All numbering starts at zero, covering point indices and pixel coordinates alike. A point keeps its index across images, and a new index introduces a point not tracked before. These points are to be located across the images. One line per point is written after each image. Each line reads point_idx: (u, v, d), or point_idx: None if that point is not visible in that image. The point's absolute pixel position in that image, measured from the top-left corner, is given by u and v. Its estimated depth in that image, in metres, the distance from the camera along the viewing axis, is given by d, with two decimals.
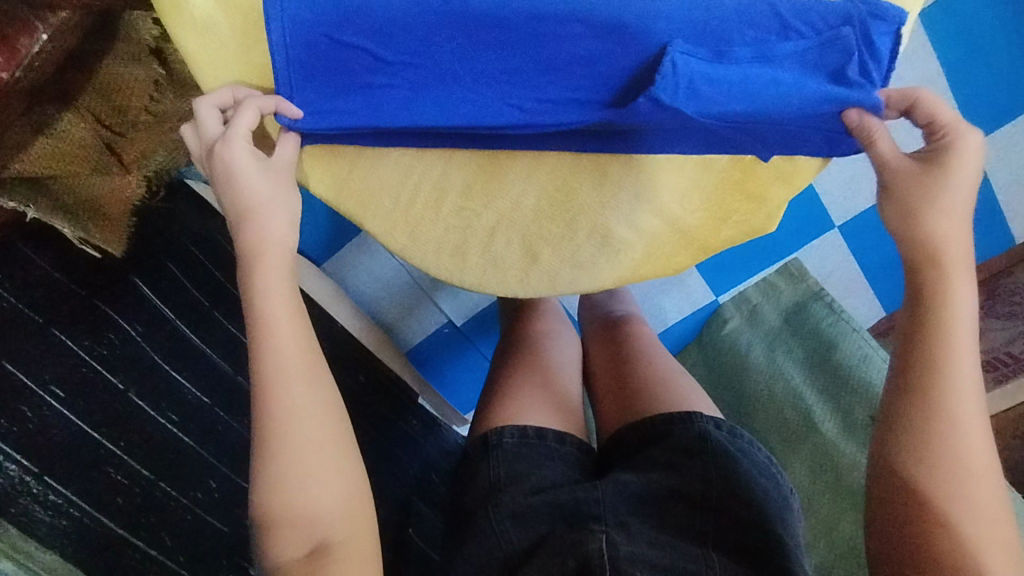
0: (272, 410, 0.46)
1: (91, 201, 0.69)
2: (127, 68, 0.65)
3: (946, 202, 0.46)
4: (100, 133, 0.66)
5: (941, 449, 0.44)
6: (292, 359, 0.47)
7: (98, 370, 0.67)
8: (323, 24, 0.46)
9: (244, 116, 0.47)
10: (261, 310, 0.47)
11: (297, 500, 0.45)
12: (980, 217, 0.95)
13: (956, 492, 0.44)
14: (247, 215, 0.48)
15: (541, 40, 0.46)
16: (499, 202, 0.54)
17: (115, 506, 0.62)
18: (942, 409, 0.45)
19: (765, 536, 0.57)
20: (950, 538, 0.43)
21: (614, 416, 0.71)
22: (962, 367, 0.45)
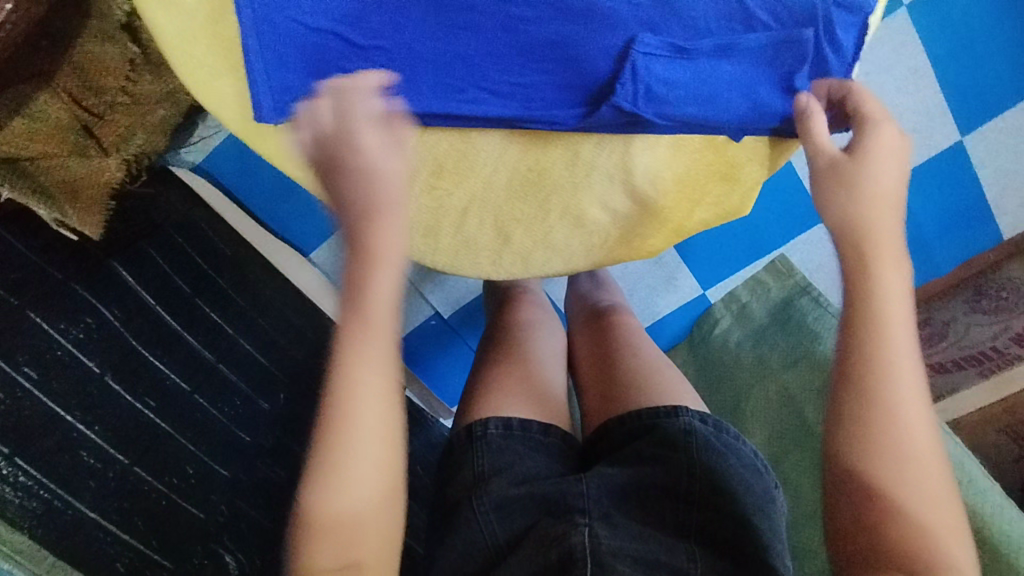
0: (341, 419, 0.42)
1: (68, 182, 0.72)
2: (100, 47, 0.70)
3: (876, 185, 0.46)
4: (76, 113, 0.71)
5: (885, 437, 0.43)
6: (377, 373, 0.43)
7: (74, 354, 0.67)
8: (292, 7, 0.47)
9: (353, 94, 0.46)
10: (365, 315, 0.43)
11: (347, 505, 0.42)
12: (968, 212, 0.96)
13: (900, 480, 0.43)
14: (368, 206, 0.44)
15: (510, 24, 0.50)
16: (470, 181, 0.54)
17: (89, 490, 0.63)
18: (883, 395, 0.43)
19: (745, 530, 0.55)
20: (897, 524, 0.42)
21: (600, 410, 0.69)
22: (900, 351, 0.44)
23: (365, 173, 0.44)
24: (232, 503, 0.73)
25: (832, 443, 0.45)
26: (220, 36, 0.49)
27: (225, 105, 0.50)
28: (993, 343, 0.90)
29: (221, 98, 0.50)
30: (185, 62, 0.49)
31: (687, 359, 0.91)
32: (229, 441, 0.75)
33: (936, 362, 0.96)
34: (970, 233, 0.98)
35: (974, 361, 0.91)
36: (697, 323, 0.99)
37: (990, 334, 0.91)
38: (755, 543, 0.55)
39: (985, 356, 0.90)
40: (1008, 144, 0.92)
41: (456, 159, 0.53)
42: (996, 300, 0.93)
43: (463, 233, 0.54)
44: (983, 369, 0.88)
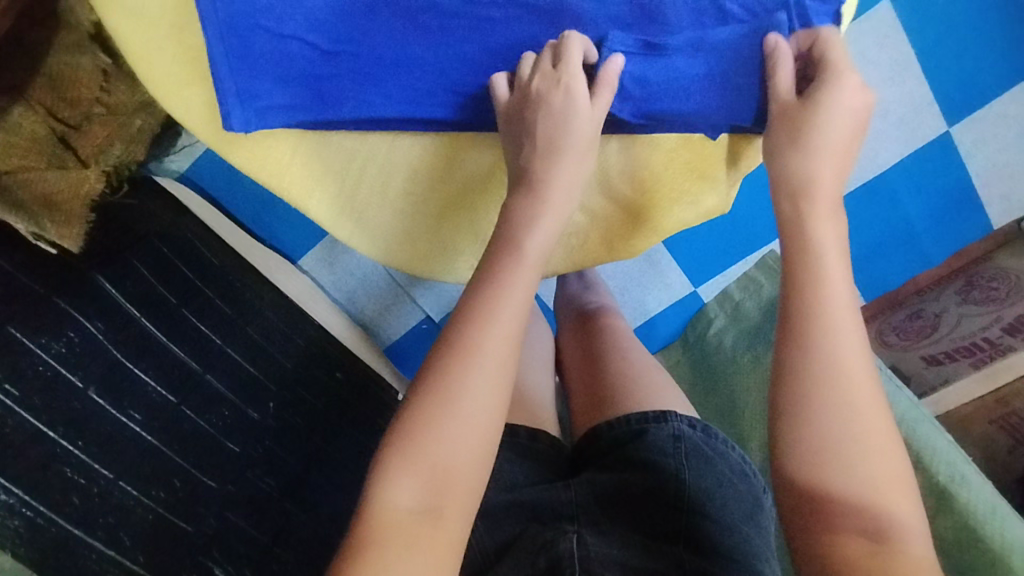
0: (465, 358, 0.43)
1: (46, 198, 0.68)
2: (76, 58, 0.65)
3: (828, 144, 0.49)
4: (52, 125, 0.67)
5: (828, 398, 0.44)
6: (494, 354, 0.44)
7: (56, 369, 0.66)
8: (256, 13, 0.46)
9: (571, 48, 0.49)
10: (498, 292, 0.45)
11: (458, 442, 0.42)
12: (957, 203, 0.95)
13: (845, 436, 0.44)
14: (555, 152, 0.49)
15: (477, 24, 0.50)
16: (443, 188, 0.58)
17: (73, 507, 0.62)
18: (821, 362, 0.45)
19: (731, 536, 0.55)
20: (841, 479, 0.43)
21: (587, 413, 0.69)
22: (836, 316, 0.46)
23: (569, 133, 0.49)
24: (221, 515, 0.73)
25: (777, 409, 0.46)
26: (186, 44, 0.49)
27: (196, 115, 0.50)
28: (983, 334, 0.96)
29: (197, 113, 0.50)
30: (150, 73, 0.49)
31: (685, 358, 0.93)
32: (221, 452, 0.77)
33: (928, 354, 1.02)
34: (962, 224, 0.96)
35: (966, 353, 0.97)
36: (691, 324, 0.97)
37: (980, 325, 0.97)
38: (735, 546, 0.54)
39: (975, 347, 0.96)
40: (998, 134, 0.90)
41: (433, 167, 0.57)
42: (987, 292, 0.99)
43: (441, 235, 0.61)
44: (977, 360, 0.95)
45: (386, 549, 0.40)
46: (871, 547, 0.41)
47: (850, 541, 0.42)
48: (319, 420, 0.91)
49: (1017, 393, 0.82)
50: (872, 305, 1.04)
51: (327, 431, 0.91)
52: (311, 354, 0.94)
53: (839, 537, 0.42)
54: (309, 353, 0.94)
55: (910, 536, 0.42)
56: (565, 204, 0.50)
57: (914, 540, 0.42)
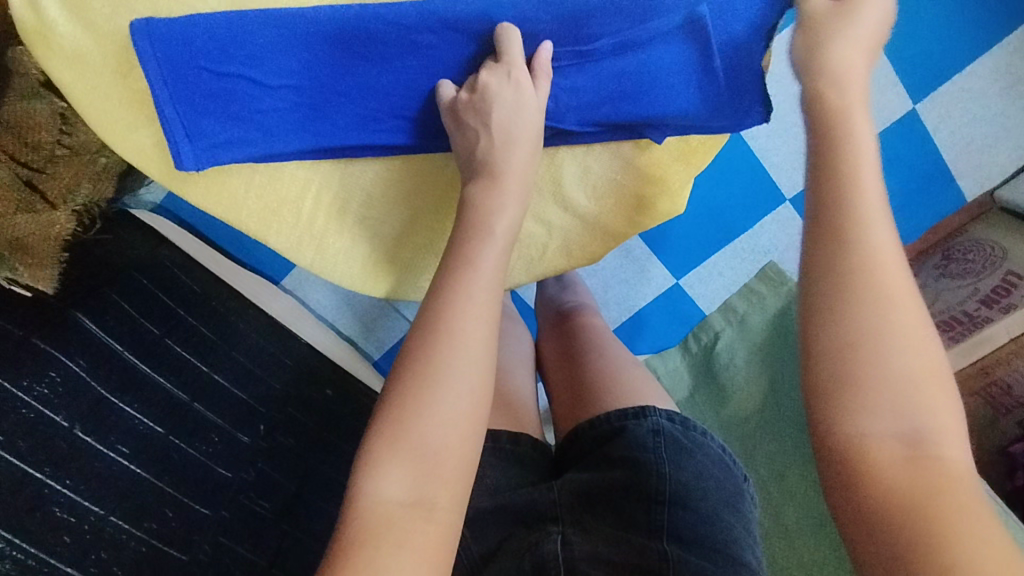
0: (443, 339, 0.44)
1: (19, 241, 0.69)
2: (32, 105, 0.69)
3: (852, 33, 0.49)
4: (16, 171, 0.69)
5: (866, 299, 0.40)
6: (473, 334, 0.45)
7: (38, 410, 0.65)
8: (195, 56, 0.49)
9: (511, 43, 0.50)
10: (471, 272, 0.46)
11: (445, 423, 0.43)
12: (927, 180, 0.96)
13: (884, 332, 0.39)
14: (499, 139, 0.49)
15: (413, 48, 0.51)
16: (399, 209, 0.59)
17: (63, 547, 0.62)
18: (856, 258, 0.41)
19: (715, 529, 0.56)
20: (880, 376, 0.39)
21: (568, 413, 0.70)
22: (870, 206, 0.42)
23: (519, 136, 0.50)
24: (215, 542, 0.75)
25: (810, 313, 0.41)
26: (131, 89, 0.52)
27: (147, 156, 0.53)
28: (962, 308, 0.91)
29: (147, 152, 0.53)
30: (99, 119, 0.52)
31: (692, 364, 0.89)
32: (211, 478, 0.77)
33: None
34: (934, 198, 0.97)
35: (948, 327, 0.92)
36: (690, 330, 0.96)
37: (959, 300, 0.93)
38: (713, 538, 0.55)
39: (956, 320, 0.91)
40: (962, 106, 0.90)
41: (388, 191, 0.58)
42: (965, 263, 0.96)
43: (402, 257, 0.61)
44: (955, 335, 0.90)
45: (381, 541, 0.40)
46: (907, 455, 0.38)
47: (883, 446, 0.38)
48: (313, 440, 0.90)
49: (998, 363, 0.82)
50: None
51: (319, 450, 0.90)
52: (300, 375, 0.93)
53: (871, 447, 0.38)
54: (298, 373, 0.93)
55: (948, 437, 0.38)
56: (521, 198, 0.50)
57: (953, 444, 0.38)
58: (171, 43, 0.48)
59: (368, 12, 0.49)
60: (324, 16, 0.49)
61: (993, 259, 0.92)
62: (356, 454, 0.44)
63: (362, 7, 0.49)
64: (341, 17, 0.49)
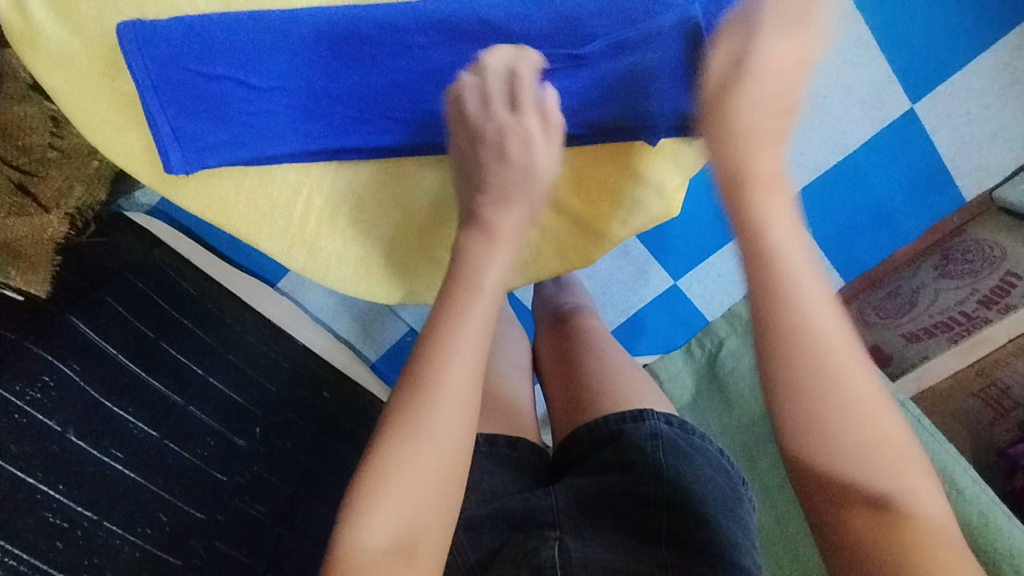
0: (428, 391, 0.43)
1: (11, 246, 0.69)
2: (21, 107, 0.70)
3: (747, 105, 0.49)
4: (10, 176, 0.71)
5: (824, 378, 0.41)
6: (457, 388, 0.44)
7: (30, 415, 0.66)
8: (186, 58, 0.49)
9: (528, 82, 0.50)
10: (455, 323, 0.45)
11: (428, 473, 0.42)
12: (927, 178, 0.96)
13: (846, 408, 0.40)
14: (498, 170, 0.50)
15: (406, 51, 0.51)
16: (391, 212, 0.58)
17: (56, 553, 0.63)
18: (807, 341, 0.41)
19: (714, 535, 0.55)
20: (846, 450, 0.40)
21: (565, 417, 0.70)
22: (807, 284, 0.43)
23: (529, 186, 0.50)
24: (211, 546, 0.75)
25: (774, 393, 0.42)
26: (119, 92, 0.51)
27: (136, 160, 0.53)
28: (961, 308, 0.91)
29: (136, 156, 0.53)
30: (88, 123, 0.51)
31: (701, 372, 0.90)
32: (207, 482, 0.77)
33: (908, 331, 0.98)
34: (932, 198, 0.97)
35: (948, 327, 0.92)
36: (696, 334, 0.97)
37: (958, 301, 0.93)
38: (714, 541, 0.55)
39: (954, 322, 0.91)
40: (960, 107, 0.90)
41: (379, 193, 0.58)
42: (963, 264, 0.96)
43: (395, 260, 0.60)
44: (953, 335, 0.90)
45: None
46: (874, 519, 0.40)
47: (853, 512, 0.40)
48: (310, 443, 0.90)
49: (995, 363, 0.84)
50: (854, 283, 1.06)
51: (317, 454, 0.90)
52: (296, 377, 0.93)
53: (842, 513, 0.41)
54: (294, 376, 0.92)
55: (919, 497, 0.40)
56: (513, 242, 0.49)
57: (923, 502, 0.40)
58: (160, 46, 0.48)
59: (362, 16, 0.50)
60: (317, 19, 0.49)
61: (992, 259, 0.92)
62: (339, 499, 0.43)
63: (356, 11, 0.50)
64: (334, 20, 0.50)
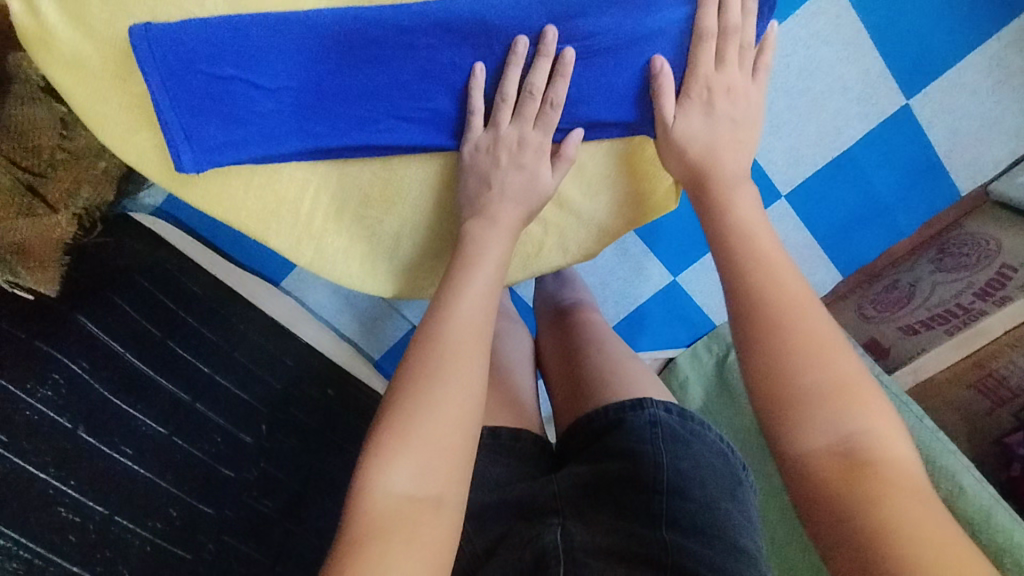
0: (441, 350, 0.49)
1: (20, 245, 0.68)
2: (31, 109, 0.65)
3: (689, 121, 0.56)
4: (17, 176, 0.67)
5: (788, 335, 0.47)
6: (465, 348, 0.49)
7: (43, 412, 0.67)
8: (194, 59, 0.49)
9: (558, 112, 0.55)
10: (463, 289, 0.52)
11: (441, 418, 0.46)
12: (923, 172, 0.96)
13: (810, 359, 0.46)
14: (509, 159, 0.56)
15: (410, 49, 0.52)
16: (398, 209, 0.59)
17: (70, 545, 0.64)
18: (773, 309, 0.48)
19: (714, 516, 0.57)
20: (811, 395, 0.45)
21: (569, 409, 0.71)
22: (768, 269, 0.50)
23: (530, 195, 0.57)
24: (219, 541, 0.77)
25: (744, 342, 0.49)
26: (130, 93, 0.52)
27: (149, 159, 0.54)
28: (958, 299, 0.95)
29: (149, 155, 0.54)
30: (100, 123, 0.52)
31: (707, 380, 1.03)
32: (216, 479, 0.79)
33: (904, 325, 1.01)
34: (929, 191, 0.98)
35: (943, 320, 0.95)
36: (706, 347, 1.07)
37: (955, 292, 0.96)
38: (712, 524, 0.56)
39: (951, 313, 0.95)
40: (955, 102, 0.90)
41: (386, 189, 0.59)
42: (958, 258, 0.99)
43: (401, 256, 0.62)
44: (950, 326, 0.93)
45: (390, 536, 0.43)
46: (846, 464, 0.43)
47: (824, 456, 0.44)
48: (315, 440, 0.92)
49: (992, 355, 0.86)
50: (851, 279, 1.09)
51: (321, 451, 0.92)
52: (301, 375, 0.94)
53: (812, 457, 0.44)
54: (297, 373, 0.94)
55: (888, 439, 0.44)
56: (511, 234, 0.56)
57: (888, 446, 0.44)
58: (171, 46, 0.48)
59: (366, 15, 0.50)
60: (323, 19, 0.50)
61: (988, 253, 0.96)
62: (360, 456, 0.46)
63: (360, 9, 0.50)
64: (341, 19, 0.50)
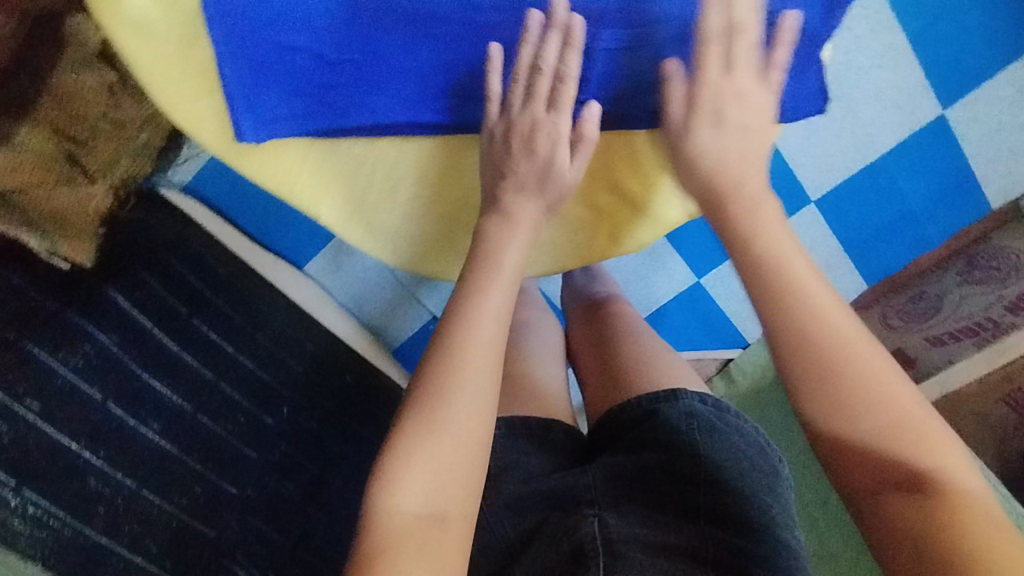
0: (451, 367, 0.48)
1: (56, 215, 0.68)
2: (80, 75, 0.61)
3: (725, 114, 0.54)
4: (62, 146, 0.65)
5: (842, 373, 0.46)
6: (477, 362, 0.49)
7: (74, 382, 0.68)
8: (264, 25, 0.48)
9: (571, 85, 0.53)
10: (480, 301, 0.51)
11: (449, 439, 0.46)
12: (952, 183, 0.94)
13: (870, 395, 0.46)
14: (525, 146, 0.55)
15: (481, 28, 0.51)
16: (451, 189, 0.61)
17: (99, 517, 0.65)
18: (829, 342, 0.47)
19: (752, 505, 0.58)
20: (873, 432, 0.46)
21: (599, 398, 0.71)
22: (824, 294, 0.49)
23: (547, 181, 0.56)
24: (243, 521, 0.77)
25: (791, 379, 0.48)
26: (196, 58, 0.50)
27: (207, 127, 0.53)
28: (986, 314, 0.97)
29: (207, 120, 0.53)
30: (161, 85, 0.51)
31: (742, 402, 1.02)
32: (239, 459, 0.79)
33: (930, 335, 1.03)
34: (959, 203, 0.95)
35: (971, 332, 0.98)
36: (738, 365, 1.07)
37: (983, 306, 0.98)
38: (753, 515, 0.57)
39: (980, 326, 0.98)
40: (991, 116, 0.88)
41: (443, 168, 0.60)
42: (987, 270, 0.99)
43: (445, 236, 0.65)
44: (979, 340, 0.97)
45: (399, 552, 0.44)
46: (909, 492, 0.45)
47: (890, 487, 0.45)
48: (335, 424, 0.92)
49: None
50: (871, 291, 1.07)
51: (343, 437, 0.92)
52: (324, 359, 0.94)
53: (879, 488, 0.46)
54: (320, 357, 0.94)
55: (954, 469, 0.45)
56: (531, 231, 0.56)
57: (954, 474, 0.45)
58: (242, 10, 0.47)
59: None
60: None
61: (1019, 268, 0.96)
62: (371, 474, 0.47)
63: None
64: None
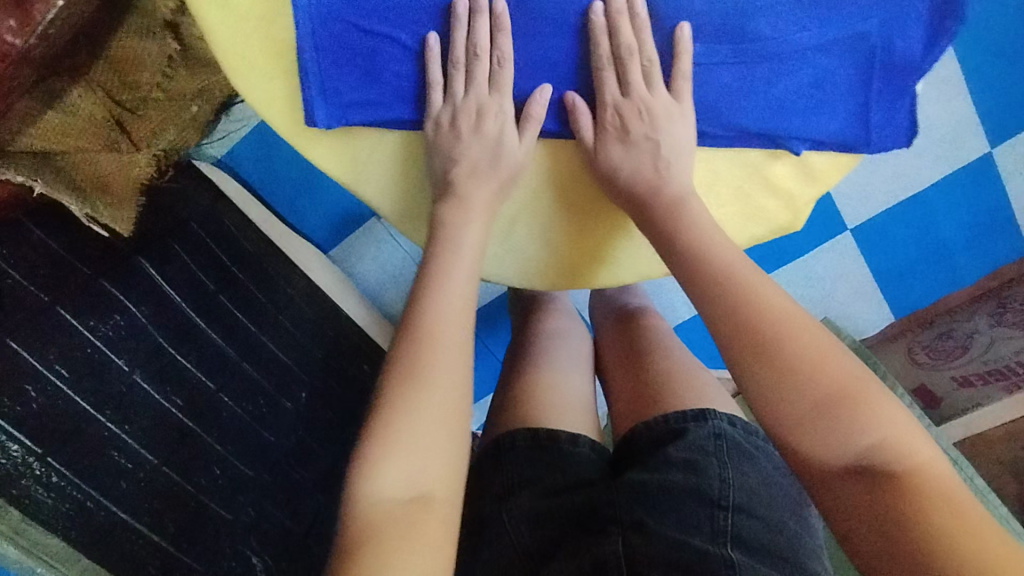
0: (421, 343, 0.46)
1: (100, 179, 0.65)
2: (142, 43, 0.60)
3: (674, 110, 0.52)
4: (111, 109, 0.61)
5: (789, 366, 0.44)
6: (446, 335, 0.47)
7: (104, 351, 0.67)
8: (349, 13, 0.49)
9: (508, 66, 0.52)
10: (444, 277, 0.50)
11: (422, 415, 0.44)
12: (989, 222, 0.92)
13: (812, 380, 0.43)
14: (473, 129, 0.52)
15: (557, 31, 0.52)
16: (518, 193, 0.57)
17: (120, 490, 0.65)
18: (770, 331, 0.45)
19: (782, 534, 0.58)
20: (825, 420, 0.43)
21: (631, 416, 0.69)
22: (756, 282, 0.47)
23: (497, 164, 0.53)
24: (258, 505, 0.76)
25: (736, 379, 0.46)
26: (273, 36, 0.50)
27: (277, 109, 0.52)
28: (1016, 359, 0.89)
29: (278, 105, 0.52)
30: (237, 65, 0.50)
31: None
32: (258, 442, 0.78)
33: (959, 375, 0.97)
34: (996, 244, 0.93)
35: (1001, 376, 0.92)
36: None
37: (1013, 350, 0.89)
38: (781, 545, 0.57)
39: (1010, 370, 0.90)
40: None
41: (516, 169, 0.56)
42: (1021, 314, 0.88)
43: (512, 242, 0.58)
44: (1009, 385, 0.91)
45: (383, 541, 0.41)
46: (869, 482, 0.41)
47: (849, 480, 0.42)
48: (353, 413, 0.90)
49: None
50: (899, 321, 1.02)
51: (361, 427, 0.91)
52: (347, 347, 0.92)
53: (839, 480, 0.43)
54: (343, 344, 0.92)
55: (916, 445, 0.42)
56: (487, 214, 0.54)
57: (917, 450, 0.42)
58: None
59: None
60: None
61: None
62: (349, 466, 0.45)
63: None
64: None
